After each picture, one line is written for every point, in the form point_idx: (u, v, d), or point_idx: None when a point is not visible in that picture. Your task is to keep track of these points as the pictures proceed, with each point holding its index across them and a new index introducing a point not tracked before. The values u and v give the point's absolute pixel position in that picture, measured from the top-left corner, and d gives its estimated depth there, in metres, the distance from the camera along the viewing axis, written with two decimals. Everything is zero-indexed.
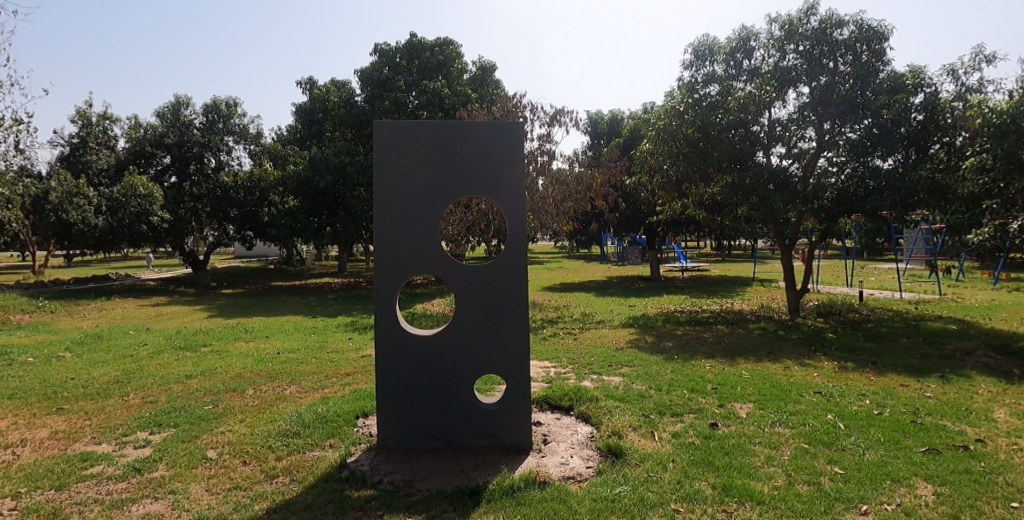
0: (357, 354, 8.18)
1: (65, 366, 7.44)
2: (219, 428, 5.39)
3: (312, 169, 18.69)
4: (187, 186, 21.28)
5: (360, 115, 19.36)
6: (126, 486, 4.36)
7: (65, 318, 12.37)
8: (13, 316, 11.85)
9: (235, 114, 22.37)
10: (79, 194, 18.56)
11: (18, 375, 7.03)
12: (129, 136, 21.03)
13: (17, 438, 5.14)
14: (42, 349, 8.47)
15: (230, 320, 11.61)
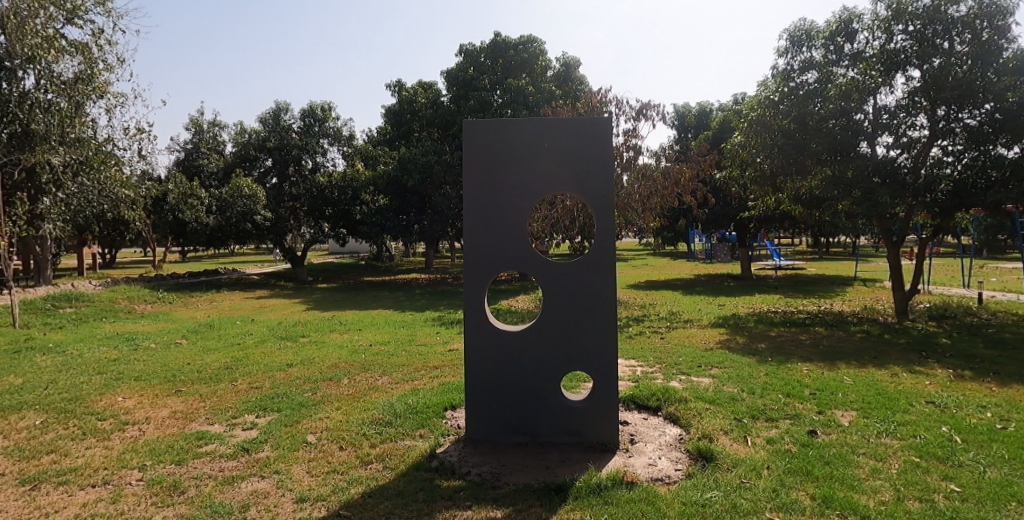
0: (445, 347, 8.36)
1: (182, 352, 8.06)
2: (318, 414, 5.64)
3: (401, 168, 19.47)
4: (287, 186, 22.71)
5: (447, 116, 20.03)
6: (236, 465, 4.67)
7: (182, 308, 13.45)
8: (139, 307, 13.02)
9: (329, 118, 23.45)
10: (192, 195, 20.17)
11: (142, 358, 7.69)
12: (235, 140, 22.76)
13: (143, 416, 5.61)
14: (161, 336, 9.25)
15: (326, 313, 12.21)
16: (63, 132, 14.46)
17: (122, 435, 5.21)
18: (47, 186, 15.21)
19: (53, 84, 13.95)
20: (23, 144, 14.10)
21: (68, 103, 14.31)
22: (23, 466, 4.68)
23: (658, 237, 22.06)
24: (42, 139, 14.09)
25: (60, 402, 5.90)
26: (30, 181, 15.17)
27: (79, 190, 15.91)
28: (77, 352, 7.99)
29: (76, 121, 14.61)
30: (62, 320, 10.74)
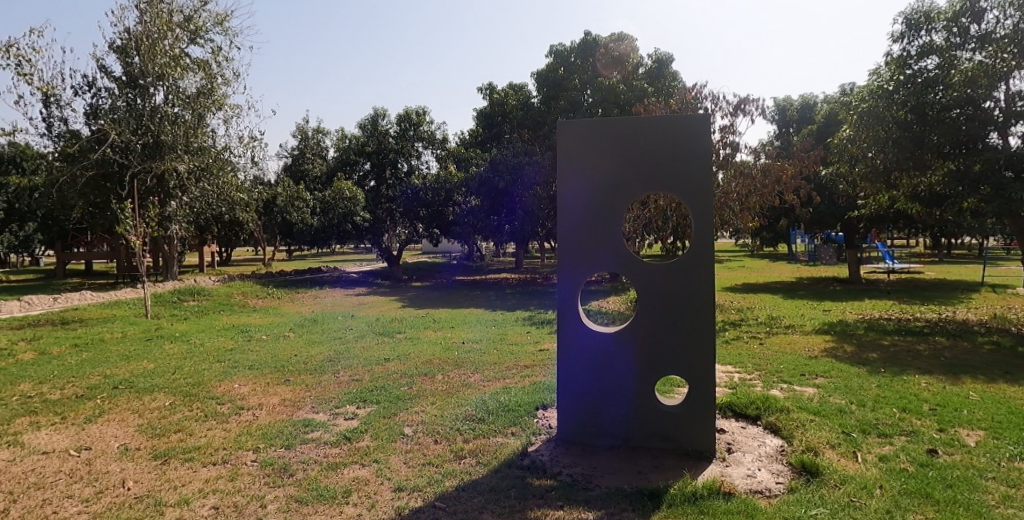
0: (535, 347, 8.42)
1: (290, 344, 8.63)
2: (414, 408, 5.84)
3: (493, 170, 20.02)
4: (383, 189, 24.02)
5: (536, 117, 20.89)
6: (339, 452, 4.92)
7: (289, 303, 14.40)
8: (252, 301, 14.09)
9: (423, 122, 24.38)
10: (299, 198, 22.69)
11: (255, 348, 8.31)
12: (337, 145, 24.57)
13: (256, 402, 6.04)
14: (271, 328, 9.95)
15: (420, 310, 12.66)
16: (187, 142, 16.08)
17: (239, 418, 5.64)
18: (174, 191, 16.80)
19: (179, 99, 15.71)
20: (154, 152, 15.75)
21: (191, 115, 16.03)
22: (155, 443, 5.18)
23: (756, 238, 21.12)
24: (170, 148, 15.77)
25: (186, 386, 6.49)
26: (160, 186, 16.74)
27: (201, 194, 17.44)
28: (201, 341, 8.77)
29: (198, 132, 16.25)
30: (187, 312, 11.83)
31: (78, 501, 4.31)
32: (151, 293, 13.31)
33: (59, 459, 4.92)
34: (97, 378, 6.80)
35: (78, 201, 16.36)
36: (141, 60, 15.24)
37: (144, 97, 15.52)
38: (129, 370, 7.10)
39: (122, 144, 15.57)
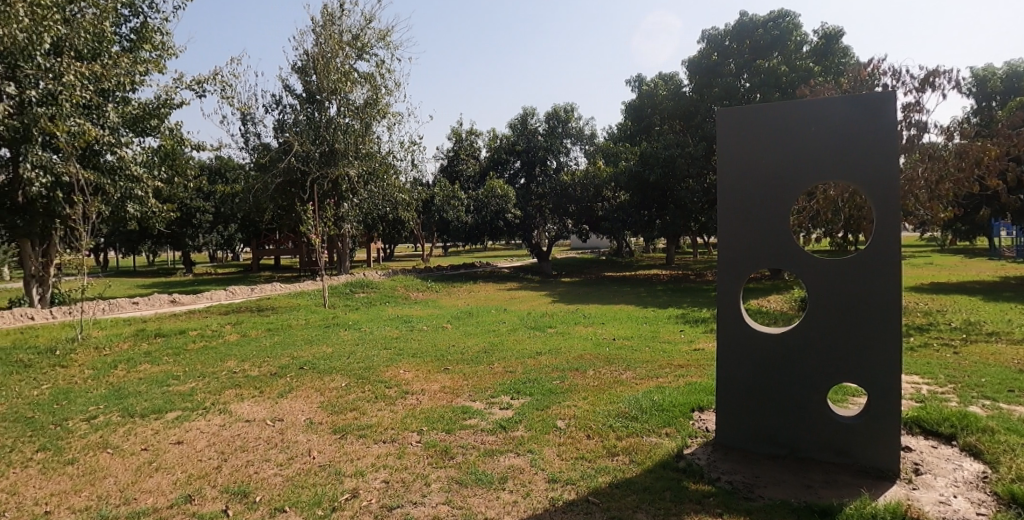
0: (689, 347, 8.16)
1: (448, 334, 9.19)
2: (566, 402, 5.96)
3: (643, 163, 19.91)
4: (534, 185, 24.56)
5: (689, 107, 19.83)
6: (495, 440, 5.16)
7: (446, 296, 15.34)
8: (412, 293, 15.21)
9: (571, 118, 25.21)
10: (455, 197, 23.18)
11: (418, 337, 8.98)
12: (490, 146, 25.57)
13: (419, 387, 6.51)
14: (431, 319, 10.68)
15: (570, 306, 12.81)
16: (357, 149, 17.75)
17: (405, 401, 6.12)
18: (347, 194, 18.25)
19: (349, 110, 17.32)
20: (329, 160, 17.65)
21: (360, 124, 17.60)
22: (335, 418, 5.78)
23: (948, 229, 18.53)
24: (342, 156, 17.53)
25: (359, 369, 7.18)
26: (335, 190, 18.35)
27: (370, 196, 18.91)
28: (371, 329, 9.65)
29: (365, 139, 17.83)
30: (359, 302, 13.10)
31: (275, 464, 4.97)
32: (329, 286, 14.93)
33: (259, 428, 5.68)
34: (286, 359, 7.76)
35: (270, 204, 19.00)
36: (318, 78, 17.14)
37: (321, 110, 17.55)
38: (312, 353, 8.01)
39: (303, 153, 17.76)
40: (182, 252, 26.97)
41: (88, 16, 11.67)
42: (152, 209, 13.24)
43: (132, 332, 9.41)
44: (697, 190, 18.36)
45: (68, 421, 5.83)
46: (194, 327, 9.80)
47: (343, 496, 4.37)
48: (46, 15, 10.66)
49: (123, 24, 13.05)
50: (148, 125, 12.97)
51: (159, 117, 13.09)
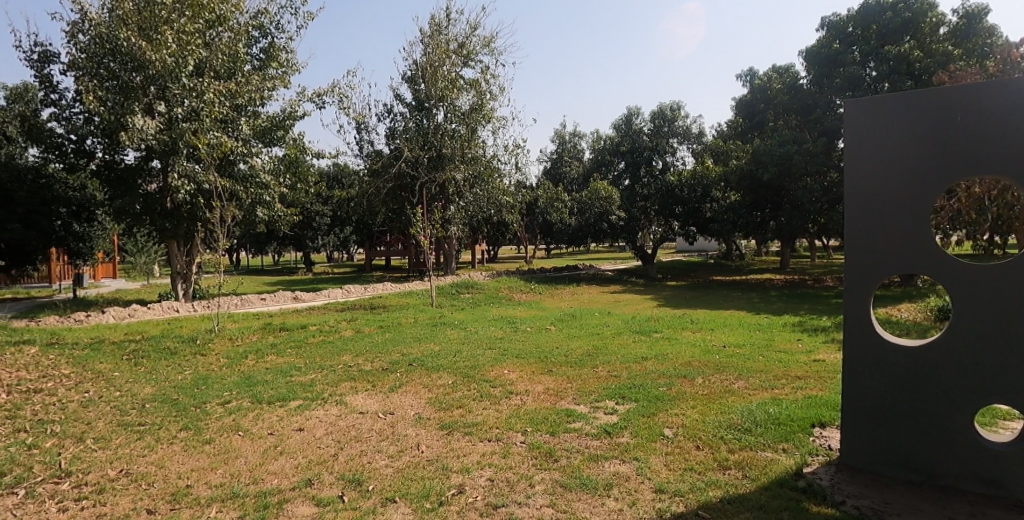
0: (809, 357, 7.62)
1: (552, 336, 9.22)
2: (674, 410, 5.78)
3: (755, 161, 18.78)
4: (638, 186, 23.41)
5: (806, 100, 18.67)
6: (600, 444, 5.12)
7: (549, 298, 15.41)
8: (516, 295, 15.44)
9: (678, 117, 24.71)
10: (558, 199, 23.99)
11: (522, 338, 9.09)
12: (593, 147, 26.49)
13: (524, 388, 6.58)
14: (535, 321, 10.77)
15: (676, 310, 12.41)
16: (463, 153, 18.61)
17: (510, 401, 6.20)
18: (453, 196, 19.02)
19: (455, 115, 18.20)
20: (438, 164, 18.53)
21: (466, 128, 18.46)
22: (442, 415, 5.97)
23: None
24: (450, 160, 18.40)
25: (465, 368, 7.37)
26: (442, 194, 19.18)
27: (474, 199, 19.23)
28: (476, 329, 9.88)
29: (470, 143, 18.68)
30: (465, 302, 13.54)
31: (386, 455, 5.22)
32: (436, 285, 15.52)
33: (372, 419, 5.98)
34: (398, 355, 8.14)
35: (382, 209, 19.66)
36: (426, 86, 18.03)
37: (429, 117, 18.36)
38: (420, 350, 8.34)
39: (413, 159, 18.56)
40: (303, 252, 29.27)
41: (224, 39, 12.93)
42: (278, 214, 14.32)
43: (261, 325, 10.29)
44: (814, 188, 17.47)
45: (207, 404, 6.46)
46: (314, 323, 10.54)
47: (450, 491, 4.50)
48: (188, 40, 12.00)
49: (254, 45, 14.30)
50: (276, 136, 14.08)
51: (285, 128, 14.15)
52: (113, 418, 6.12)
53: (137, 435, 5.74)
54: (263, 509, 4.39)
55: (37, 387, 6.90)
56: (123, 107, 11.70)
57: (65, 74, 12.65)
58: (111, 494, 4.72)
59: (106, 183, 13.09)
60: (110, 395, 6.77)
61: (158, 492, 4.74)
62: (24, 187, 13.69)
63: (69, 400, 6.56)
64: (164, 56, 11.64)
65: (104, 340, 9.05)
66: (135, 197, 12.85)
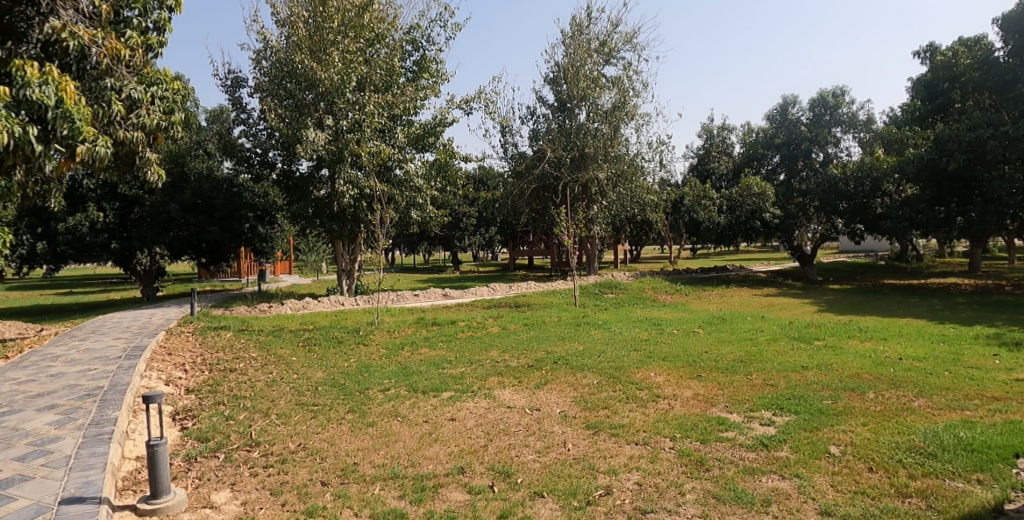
0: (1012, 375, 6.52)
1: (700, 340, 8.82)
2: (841, 426, 5.27)
3: (939, 149, 16.38)
4: (796, 182, 22.12)
5: (1004, 74, 16.20)
6: (756, 457, 4.82)
7: (696, 301, 14.78)
8: (661, 296, 15.03)
9: (842, 104, 22.56)
10: (705, 196, 22.28)
11: (668, 341, 8.81)
12: (744, 141, 23.99)
13: (671, 392, 6.39)
14: (681, 323, 10.38)
15: (841, 316, 11.27)
16: (605, 152, 18.59)
17: (656, 405, 6.05)
18: (596, 196, 19.18)
19: (598, 115, 18.36)
20: (580, 164, 18.72)
21: (608, 127, 18.48)
22: (587, 414, 5.98)
23: None
24: (592, 159, 18.51)
25: (610, 368, 7.30)
26: (585, 194, 19.37)
27: (618, 198, 19.21)
28: (620, 330, 9.77)
29: (613, 142, 18.63)
30: (608, 303, 13.47)
31: (533, 451, 5.35)
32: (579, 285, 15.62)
33: (519, 414, 6.15)
34: (542, 353, 8.29)
35: (525, 209, 20.31)
36: (568, 87, 18.28)
37: (570, 117, 18.69)
38: (564, 349, 8.41)
39: (555, 160, 19.02)
40: (451, 251, 30.97)
41: (381, 55, 14.06)
42: (429, 215, 15.25)
43: (414, 320, 11.04)
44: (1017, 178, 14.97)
45: (370, 390, 7.06)
46: (462, 319, 11.08)
47: (598, 491, 4.49)
48: (351, 58, 13.34)
49: (408, 58, 15.39)
50: (427, 142, 14.97)
51: (436, 134, 15.00)
52: (291, 397, 6.90)
53: (311, 414, 6.42)
54: (420, 491, 4.70)
55: (232, 367, 8.00)
56: (299, 122, 13.20)
57: (252, 96, 14.54)
58: (293, 465, 5.34)
59: (285, 191, 14.91)
60: (289, 377, 7.64)
61: (330, 467, 5.28)
62: (221, 196, 16.00)
63: (257, 380, 7.51)
64: (333, 74, 13.00)
65: (283, 328, 10.25)
66: (308, 202, 14.40)
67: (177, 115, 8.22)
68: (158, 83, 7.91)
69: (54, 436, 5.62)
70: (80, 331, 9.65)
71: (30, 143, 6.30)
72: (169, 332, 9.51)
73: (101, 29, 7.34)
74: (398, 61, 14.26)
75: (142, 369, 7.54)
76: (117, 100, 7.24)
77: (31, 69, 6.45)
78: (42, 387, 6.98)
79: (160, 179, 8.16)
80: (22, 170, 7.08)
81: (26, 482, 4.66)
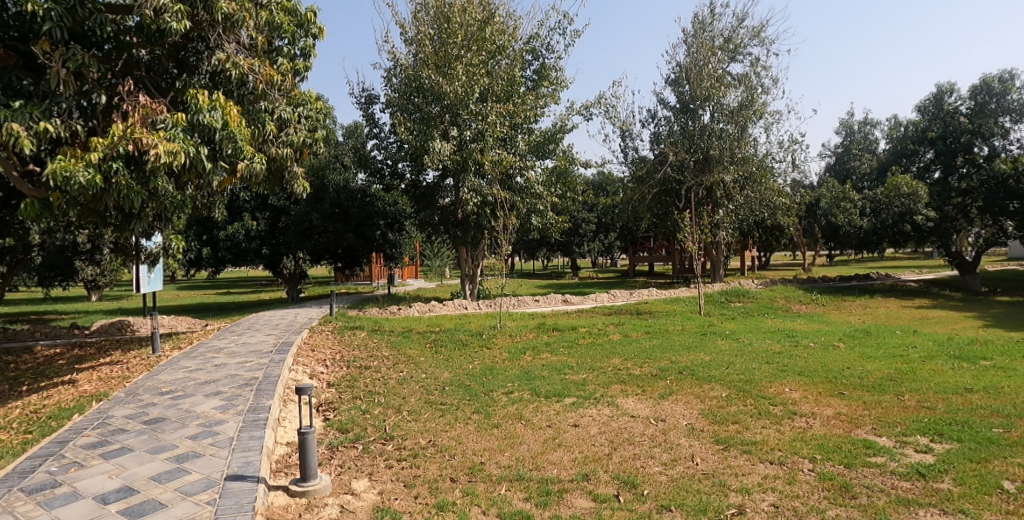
0: None
1: (841, 355, 8.18)
2: (1017, 459, 4.65)
3: None
4: (954, 180, 20.41)
5: None
6: (911, 487, 4.40)
7: (835, 311, 13.72)
8: (794, 306, 14.18)
9: (1012, 89, 19.82)
10: (846, 199, 22.24)
11: (804, 355, 8.27)
12: (892, 136, 22.83)
13: (809, 409, 6.02)
14: (818, 336, 9.69)
15: (1015, 333, 9.90)
16: (732, 154, 19.20)
17: (793, 423, 5.72)
18: (721, 199, 20.14)
19: (723, 114, 19.00)
20: (704, 167, 19.53)
21: (734, 127, 19.08)
22: (716, 428, 5.77)
23: None
24: (718, 162, 19.24)
25: (739, 381, 7.01)
26: (710, 197, 20.29)
27: (746, 201, 20.30)
28: (749, 341, 9.33)
29: (740, 142, 19.16)
30: (735, 312, 12.91)
31: (659, 463, 5.24)
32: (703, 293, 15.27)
33: (643, 424, 6.07)
34: (666, 362, 8.13)
35: (648, 213, 21.45)
36: (691, 87, 19.14)
37: (694, 118, 19.47)
38: (689, 359, 8.19)
39: (678, 163, 19.81)
40: (570, 258, 32.65)
41: (503, 66, 14.63)
42: (550, 221, 15.47)
43: (535, 325, 11.27)
44: None
45: (494, 393, 7.30)
46: (583, 325, 11.14)
47: (729, 510, 4.31)
48: (475, 72, 13.91)
49: (527, 68, 15.79)
50: (547, 149, 15.26)
51: (556, 141, 15.25)
52: (421, 395, 7.30)
53: (439, 412, 6.75)
54: (545, 495, 4.77)
55: (367, 364, 8.63)
56: (426, 134, 13.88)
57: (384, 111, 15.52)
58: (423, 460, 5.63)
59: (413, 200, 15.83)
60: (418, 376, 8.10)
61: (458, 464, 5.50)
62: (356, 205, 17.40)
63: (389, 377, 8.05)
64: (457, 87, 13.61)
65: (412, 329, 10.88)
66: (434, 210, 15.13)
67: (319, 132, 9.10)
68: (303, 104, 8.89)
69: (220, 419, 6.37)
70: (239, 327, 10.89)
71: (202, 161, 7.20)
72: (312, 330, 10.46)
73: (258, 58, 8.19)
74: (518, 71, 14.76)
75: (290, 364, 8.35)
76: (269, 121, 8.09)
77: (202, 97, 7.31)
78: (210, 376, 7.95)
79: (305, 191, 8.97)
80: (194, 186, 8.04)
81: (198, 459, 5.29)
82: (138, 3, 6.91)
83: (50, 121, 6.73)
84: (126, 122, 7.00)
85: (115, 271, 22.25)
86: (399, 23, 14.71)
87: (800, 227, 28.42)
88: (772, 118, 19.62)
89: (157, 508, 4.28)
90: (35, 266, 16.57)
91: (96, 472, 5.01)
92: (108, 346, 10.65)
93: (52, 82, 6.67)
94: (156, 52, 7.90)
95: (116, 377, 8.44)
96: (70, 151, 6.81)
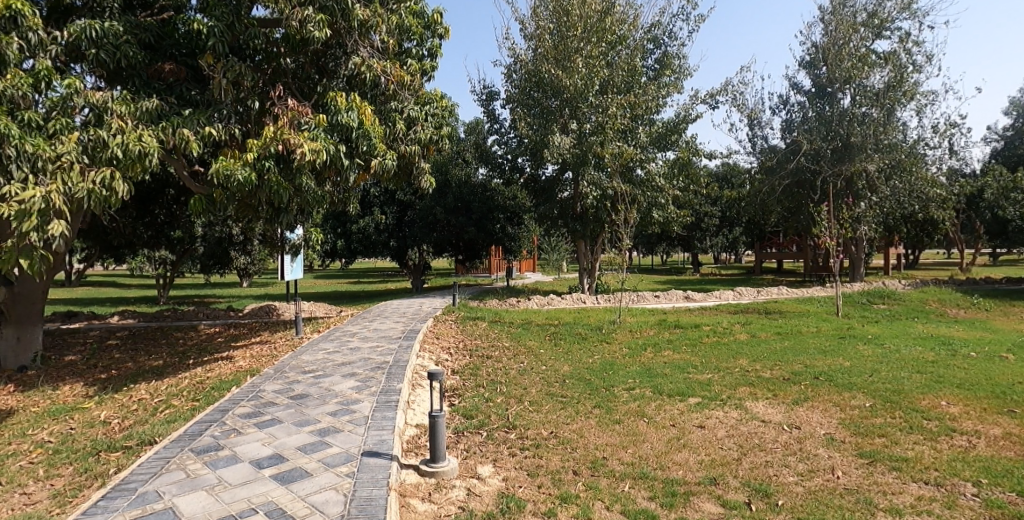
0: None
1: (1011, 368, 7.35)
2: None
3: None
4: None
5: None
6: None
7: (1002, 317, 12.27)
8: (950, 311, 12.86)
9: None
10: (1016, 188, 20.71)
11: (964, 366, 7.53)
12: None
13: (972, 427, 5.55)
14: (981, 345, 8.75)
15: None
16: (876, 141, 18.00)
17: (951, 441, 5.30)
18: (864, 192, 18.74)
19: (866, 97, 17.91)
20: (843, 155, 18.52)
21: (879, 111, 17.89)
22: (859, 441, 5.43)
23: None
24: (859, 150, 18.10)
25: (886, 391, 6.57)
26: (850, 189, 19.10)
27: (892, 193, 18.75)
28: (896, 348, 8.65)
29: (886, 127, 17.90)
30: (879, 315, 11.97)
31: (795, 473, 4.97)
32: (841, 294, 14.27)
33: (776, 431, 5.83)
34: (800, 367, 7.75)
35: (777, 206, 21.05)
36: (829, 69, 18.30)
37: (831, 103, 18.62)
38: (826, 365, 7.77)
39: (813, 151, 19.12)
40: (692, 253, 31.55)
41: (622, 57, 14.55)
42: (671, 214, 15.32)
43: (655, 321, 11.09)
44: None
45: (615, 388, 7.31)
46: (707, 323, 10.84)
47: None
48: (596, 63, 13.91)
49: (649, 57, 15.64)
50: (669, 141, 14.99)
51: (679, 132, 14.94)
52: (541, 387, 7.48)
53: (560, 405, 6.87)
54: (671, 496, 4.63)
55: (488, 354, 8.97)
56: (545, 129, 14.04)
57: (503, 106, 15.86)
58: (545, 451, 5.65)
59: (532, 194, 15.99)
60: (539, 368, 8.31)
61: (580, 458, 5.47)
62: (477, 199, 18.00)
63: (511, 367, 8.33)
64: (577, 81, 13.69)
65: (530, 322, 11.11)
66: (554, 204, 15.32)
67: (444, 129, 9.52)
68: (430, 102, 9.35)
69: (356, 398, 6.81)
70: (370, 314, 11.73)
71: (340, 159, 7.74)
72: (436, 319, 11.04)
73: (389, 60, 8.64)
74: (638, 61, 14.64)
75: (417, 351, 8.87)
76: (399, 120, 8.61)
77: (341, 99, 7.91)
78: (345, 358, 8.62)
79: (431, 186, 9.41)
80: (331, 183, 8.68)
81: (338, 433, 5.66)
82: (284, 15, 7.50)
83: (213, 126, 7.54)
84: (277, 124, 7.67)
85: (262, 260, 24.81)
86: (517, 19, 14.91)
87: (955, 222, 25.39)
88: (926, 98, 17.94)
89: (304, 476, 4.64)
90: (197, 255, 18.82)
91: (252, 439, 5.53)
92: (258, 328, 11.87)
93: (215, 91, 7.44)
94: (301, 61, 8.61)
95: (265, 355, 9.38)
96: (230, 152, 7.56)
